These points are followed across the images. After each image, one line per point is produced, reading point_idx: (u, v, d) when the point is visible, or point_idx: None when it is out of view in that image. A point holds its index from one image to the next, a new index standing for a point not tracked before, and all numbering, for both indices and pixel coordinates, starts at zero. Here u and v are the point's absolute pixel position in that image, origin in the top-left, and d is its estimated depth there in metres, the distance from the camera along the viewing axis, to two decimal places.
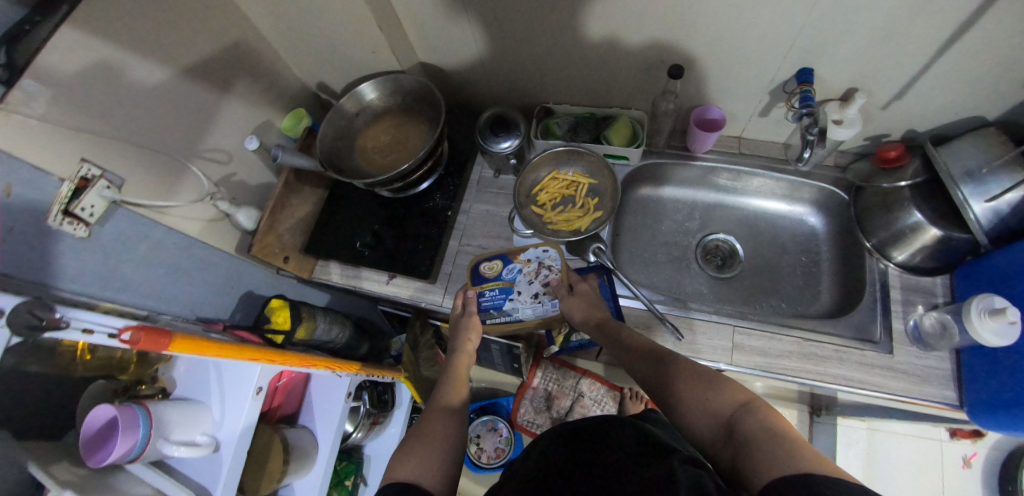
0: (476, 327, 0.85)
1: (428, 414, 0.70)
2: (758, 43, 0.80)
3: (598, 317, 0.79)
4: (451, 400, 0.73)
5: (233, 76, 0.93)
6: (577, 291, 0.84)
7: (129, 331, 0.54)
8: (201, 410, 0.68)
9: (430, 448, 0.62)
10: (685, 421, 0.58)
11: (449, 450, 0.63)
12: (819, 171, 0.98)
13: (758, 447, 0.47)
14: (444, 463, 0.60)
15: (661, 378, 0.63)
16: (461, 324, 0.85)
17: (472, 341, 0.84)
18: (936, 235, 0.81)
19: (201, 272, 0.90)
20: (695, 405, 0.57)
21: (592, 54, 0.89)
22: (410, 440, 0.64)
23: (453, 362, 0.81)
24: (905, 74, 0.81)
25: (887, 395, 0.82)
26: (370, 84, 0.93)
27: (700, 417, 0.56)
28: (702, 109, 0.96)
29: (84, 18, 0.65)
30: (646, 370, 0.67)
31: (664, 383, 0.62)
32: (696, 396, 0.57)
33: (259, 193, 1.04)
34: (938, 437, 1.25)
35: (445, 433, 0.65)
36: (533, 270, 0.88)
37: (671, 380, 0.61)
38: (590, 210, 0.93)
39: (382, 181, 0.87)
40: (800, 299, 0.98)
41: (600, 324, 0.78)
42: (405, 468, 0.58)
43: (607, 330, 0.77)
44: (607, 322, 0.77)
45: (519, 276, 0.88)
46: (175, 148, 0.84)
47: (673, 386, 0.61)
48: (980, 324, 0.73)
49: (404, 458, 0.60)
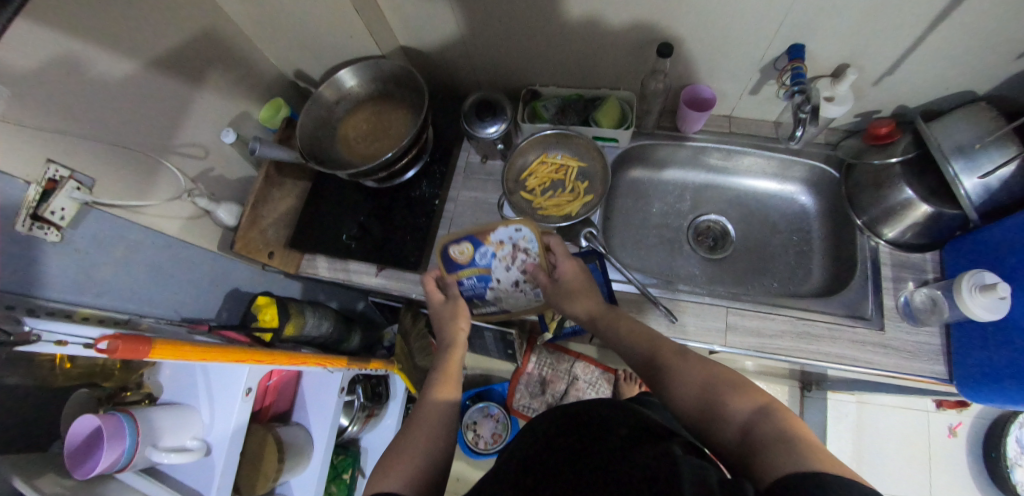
0: (464, 315, 0.78)
1: (414, 419, 0.65)
2: (749, 20, 0.78)
3: (586, 306, 0.76)
4: (438, 402, 0.67)
5: (205, 66, 0.89)
6: (559, 274, 0.79)
7: (106, 340, 0.52)
8: (189, 415, 0.67)
9: (416, 456, 0.60)
10: (696, 417, 0.57)
11: (434, 458, 0.60)
12: (809, 149, 0.97)
13: (774, 450, 0.46)
14: (426, 474, 0.59)
15: (668, 376, 0.62)
16: (447, 313, 0.79)
17: (460, 327, 0.77)
18: (927, 211, 0.81)
19: (183, 272, 0.88)
20: (707, 405, 0.56)
21: (578, 33, 0.86)
22: (394, 448, 0.62)
23: (441, 355, 0.76)
24: (896, 49, 0.79)
25: (876, 371, 0.83)
26: (349, 71, 0.89)
27: (711, 419, 0.55)
28: (691, 88, 0.93)
29: (40, 11, 0.61)
30: (649, 367, 0.65)
31: (672, 382, 0.61)
32: (708, 397, 0.56)
33: (239, 187, 1.01)
34: (925, 408, 1.28)
35: (428, 439, 0.62)
36: (508, 253, 0.81)
37: (680, 379, 0.60)
38: (580, 194, 0.91)
39: (366, 171, 0.84)
40: (792, 278, 0.98)
41: (594, 319, 0.76)
42: (390, 480, 0.57)
43: (602, 323, 0.74)
44: (601, 315, 0.75)
45: (494, 261, 0.81)
46: (148, 144, 0.80)
47: (681, 389, 0.59)
48: (972, 300, 0.73)
49: (387, 471, 0.58)
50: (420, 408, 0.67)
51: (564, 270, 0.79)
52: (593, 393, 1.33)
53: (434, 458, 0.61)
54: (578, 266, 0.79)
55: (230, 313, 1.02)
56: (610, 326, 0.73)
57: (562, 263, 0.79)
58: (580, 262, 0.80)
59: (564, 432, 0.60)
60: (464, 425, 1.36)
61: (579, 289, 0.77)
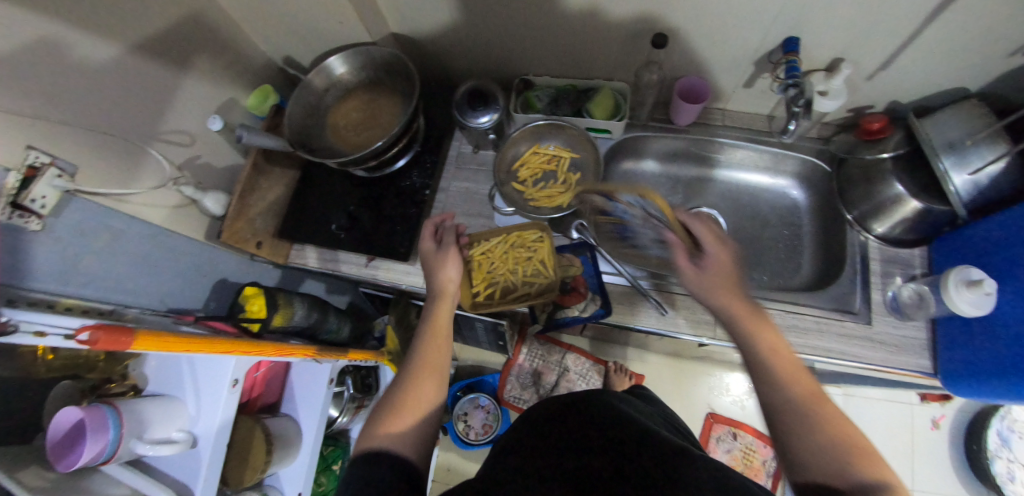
0: (453, 263, 0.76)
1: (416, 376, 0.64)
2: (746, 13, 0.77)
3: (727, 297, 0.62)
4: (427, 356, 0.66)
5: (190, 50, 0.86)
6: (706, 264, 0.64)
7: (88, 331, 0.51)
8: (176, 407, 0.67)
9: (409, 415, 0.59)
10: (797, 451, 0.50)
11: (426, 415, 0.60)
12: (802, 143, 0.96)
13: None
14: (420, 429, 0.59)
15: (791, 405, 0.52)
16: (436, 261, 0.76)
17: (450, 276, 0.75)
18: (917, 207, 0.82)
19: (169, 262, 0.87)
20: (816, 446, 0.49)
21: (574, 22, 0.85)
22: (388, 406, 0.61)
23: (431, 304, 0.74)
24: (891, 44, 0.79)
25: (863, 365, 0.84)
26: (339, 58, 0.87)
27: (819, 475, 0.47)
28: (685, 79, 0.92)
29: None
30: (772, 392, 0.54)
31: (801, 418, 0.51)
32: (829, 450, 0.48)
33: (227, 175, 1.00)
34: (909, 400, 1.30)
35: (420, 396, 0.62)
36: (645, 215, 0.67)
37: (807, 415, 0.51)
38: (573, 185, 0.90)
39: (356, 160, 0.82)
40: (782, 272, 0.98)
41: (732, 320, 0.61)
42: (384, 438, 0.56)
43: (740, 326, 0.60)
44: (740, 317, 0.61)
45: (630, 218, 0.71)
46: (130, 130, 0.78)
47: (806, 435, 0.49)
48: (958, 295, 0.74)
49: (383, 431, 0.57)
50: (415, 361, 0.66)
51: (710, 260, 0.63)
52: (584, 385, 1.35)
53: (427, 418, 0.60)
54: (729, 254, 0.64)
55: (217, 303, 1.00)
56: (745, 323, 0.60)
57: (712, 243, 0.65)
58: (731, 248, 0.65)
59: (560, 418, 0.64)
60: (455, 416, 1.36)
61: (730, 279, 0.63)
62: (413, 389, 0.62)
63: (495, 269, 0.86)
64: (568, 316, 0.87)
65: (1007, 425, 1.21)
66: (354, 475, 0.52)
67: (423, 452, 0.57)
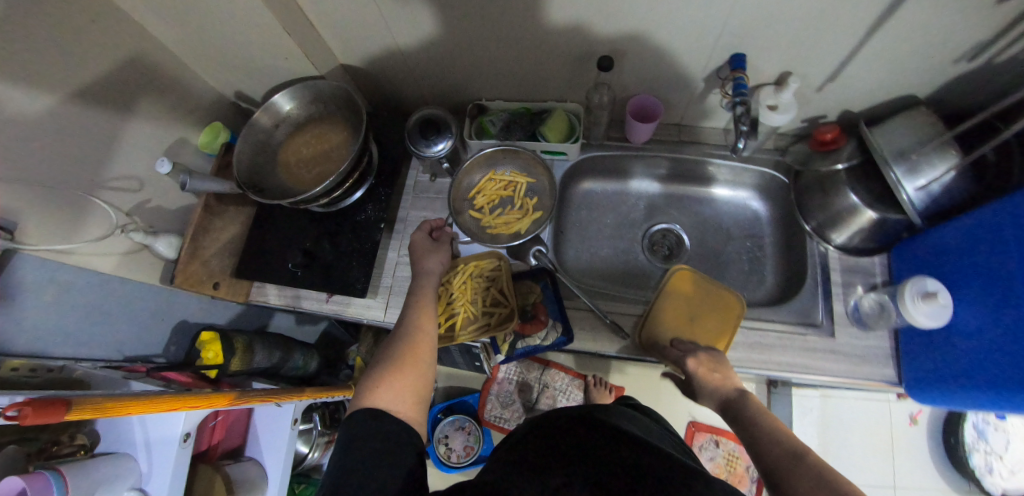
0: (441, 250, 0.83)
1: (410, 339, 0.70)
2: (691, 32, 0.77)
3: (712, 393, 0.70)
4: (419, 320, 0.73)
5: (135, 93, 0.84)
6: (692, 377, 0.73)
7: (14, 407, 0.48)
8: (127, 465, 0.66)
9: (405, 375, 0.64)
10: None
11: (421, 372, 0.67)
12: (759, 155, 0.96)
13: None
14: (416, 384, 0.65)
15: (781, 457, 0.54)
16: (426, 245, 0.83)
17: (434, 262, 0.82)
18: (873, 217, 0.82)
19: (123, 308, 0.86)
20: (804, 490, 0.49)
21: (523, 47, 0.84)
22: (383, 367, 0.65)
23: (418, 282, 0.79)
24: (836, 57, 0.79)
25: (828, 378, 0.83)
26: (284, 95, 0.86)
27: None
28: (637, 99, 0.92)
29: None
30: (769, 447, 0.56)
31: (794, 467, 0.52)
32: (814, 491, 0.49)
33: (181, 216, 0.98)
34: (887, 398, 1.30)
35: (416, 353, 0.68)
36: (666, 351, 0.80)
37: (794, 458, 0.53)
38: (529, 210, 0.90)
39: (307, 198, 0.81)
40: (746, 285, 0.98)
41: (731, 406, 0.66)
42: (385, 390, 0.62)
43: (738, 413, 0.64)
44: (735, 399, 0.66)
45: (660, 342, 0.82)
46: (74, 181, 0.76)
47: (797, 478, 0.51)
48: (913, 307, 0.74)
49: (382, 384, 0.63)
50: (405, 331, 0.71)
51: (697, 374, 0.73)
52: (565, 400, 1.35)
53: (421, 379, 0.66)
54: (709, 359, 0.74)
55: (177, 346, 0.99)
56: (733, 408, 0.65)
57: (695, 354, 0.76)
58: (711, 354, 0.75)
59: (562, 430, 0.64)
60: (436, 439, 1.35)
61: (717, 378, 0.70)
62: (407, 355, 0.67)
63: (457, 300, 0.87)
64: (529, 345, 0.86)
65: (984, 418, 1.23)
66: (356, 430, 0.56)
67: (417, 409, 0.63)
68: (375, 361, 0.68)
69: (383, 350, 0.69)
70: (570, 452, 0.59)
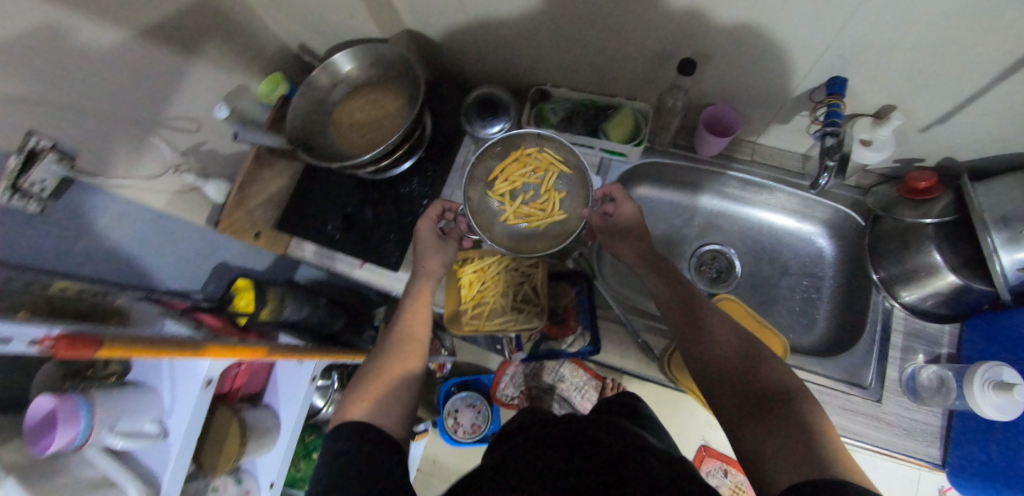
0: (447, 251, 0.81)
1: (399, 347, 0.71)
2: (790, 44, 0.68)
3: (735, 358, 0.61)
4: (408, 328, 0.73)
5: (202, 36, 0.84)
6: (617, 216, 0.82)
7: (50, 340, 0.50)
8: (151, 398, 0.69)
9: (387, 389, 0.65)
10: (717, 350, 0.63)
11: (405, 386, 0.66)
12: (837, 190, 0.87)
13: (784, 408, 0.53)
14: (398, 401, 0.64)
15: (712, 326, 0.66)
16: (422, 244, 0.81)
17: (437, 263, 0.80)
18: (953, 283, 0.74)
19: (168, 245, 0.90)
20: (727, 350, 0.62)
21: (598, 35, 0.78)
22: (368, 381, 0.66)
23: (414, 285, 0.79)
24: (955, 95, 0.69)
25: (866, 445, 0.77)
26: (346, 54, 0.83)
27: (740, 367, 0.60)
28: (716, 108, 0.85)
29: None
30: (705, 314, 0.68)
31: (718, 328, 0.65)
32: (737, 350, 0.62)
33: (232, 161, 0.99)
34: (918, 467, 1.21)
35: (399, 369, 0.68)
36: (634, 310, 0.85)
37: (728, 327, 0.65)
38: (554, 210, 0.82)
39: (354, 164, 0.80)
40: (793, 326, 0.91)
41: (765, 403, 0.55)
42: (361, 408, 0.61)
43: (762, 396, 0.56)
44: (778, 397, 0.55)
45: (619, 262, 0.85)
46: (136, 117, 0.78)
47: (727, 337, 0.64)
48: (982, 398, 0.66)
49: (361, 399, 0.63)
50: (394, 342, 0.72)
51: (622, 213, 0.81)
52: (579, 399, 1.31)
53: (403, 393, 0.66)
54: (637, 211, 0.81)
55: (214, 286, 1.04)
56: (747, 354, 0.61)
57: (620, 205, 0.81)
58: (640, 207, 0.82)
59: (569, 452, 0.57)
60: (446, 412, 1.38)
61: (748, 370, 0.59)
62: (392, 369, 0.68)
63: (488, 292, 0.85)
64: (553, 348, 0.85)
65: None
66: (339, 445, 0.56)
67: (402, 420, 0.63)
68: (363, 371, 0.69)
69: (372, 362, 0.70)
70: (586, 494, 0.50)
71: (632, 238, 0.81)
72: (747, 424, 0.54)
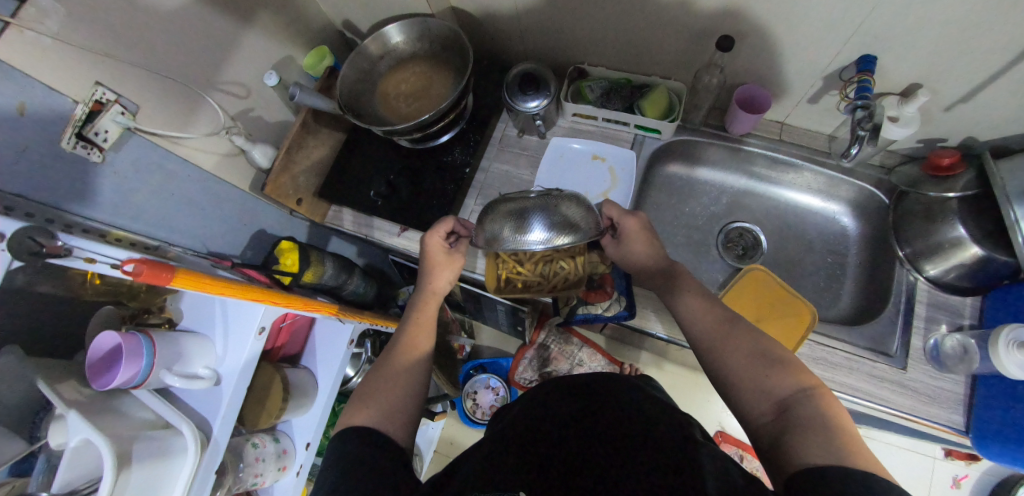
0: (454, 269, 0.82)
1: (403, 354, 0.71)
2: (822, 23, 0.72)
3: (747, 358, 0.57)
4: (415, 340, 0.73)
5: (256, 4, 0.87)
6: (622, 234, 0.78)
7: (133, 263, 0.53)
8: (204, 345, 0.70)
9: (394, 394, 0.64)
10: (721, 352, 0.60)
11: (413, 395, 0.66)
12: (862, 170, 0.91)
13: (799, 410, 0.51)
14: (405, 408, 0.63)
15: (715, 326, 0.63)
16: (427, 262, 0.82)
17: (444, 280, 0.82)
18: (976, 254, 0.79)
19: (214, 208, 0.92)
20: (735, 350, 0.59)
21: (638, 14, 0.82)
22: (370, 388, 0.65)
23: (419, 303, 0.79)
24: (977, 75, 0.73)
25: (890, 410, 0.79)
26: (396, 26, 0.87)
27: (746, 367, 0.57)
28: (747, 87, 0.89)
29: None
30: (703, 315, 0.65)
31: (721, 329, 0.62)
32: (744, 346, 0.59)
33: (276, 131, 1.02)
34: (932, 454, 1.23)
35: (408, 375, 0.68)
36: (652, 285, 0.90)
37: (731, 324, 0.62)
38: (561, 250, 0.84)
39: (400, 131, 0.83)
40: (817, 301, 0.96)
41: (781, 402, 0.53)
42: (364, 415, 0.60)
43: (775, 399, 0.53)
44: (790, 396, 0.53)
45: None
46: (191, 79, 0.80)
47: (731, 338, 0.60)
48: (1007, 355, 0.69)
49: (365, 406, 0.62)
50: (398, 351, 0.71)
51: (628, 230, 0.78)
52: None
53: (410, 399, 0.65)
54: (641, 223, 0.77)
55: (253, 252, 1.06)
56: (755, 352, 0.58)
57: (625, 224, 0.78)
58: (643, 219, 0.78)
59: (576, 411, 0.55)
60: (465, 393, 1.40)
61: (762, 366, 0.56)
62: (399, 377, 0.67)
63: (528, 262, 0.86)
64: (591, 312, 0.89)
65: None
66: (350, 447, 0.55)
67: (409, 425, 0.62)
68: (366, 377, 0.68)
69: (374, 369, 0.69)
70: (596, 443, 0.50)
71: (627, 260, 0.79)
72: (765, 422, 0.53)
